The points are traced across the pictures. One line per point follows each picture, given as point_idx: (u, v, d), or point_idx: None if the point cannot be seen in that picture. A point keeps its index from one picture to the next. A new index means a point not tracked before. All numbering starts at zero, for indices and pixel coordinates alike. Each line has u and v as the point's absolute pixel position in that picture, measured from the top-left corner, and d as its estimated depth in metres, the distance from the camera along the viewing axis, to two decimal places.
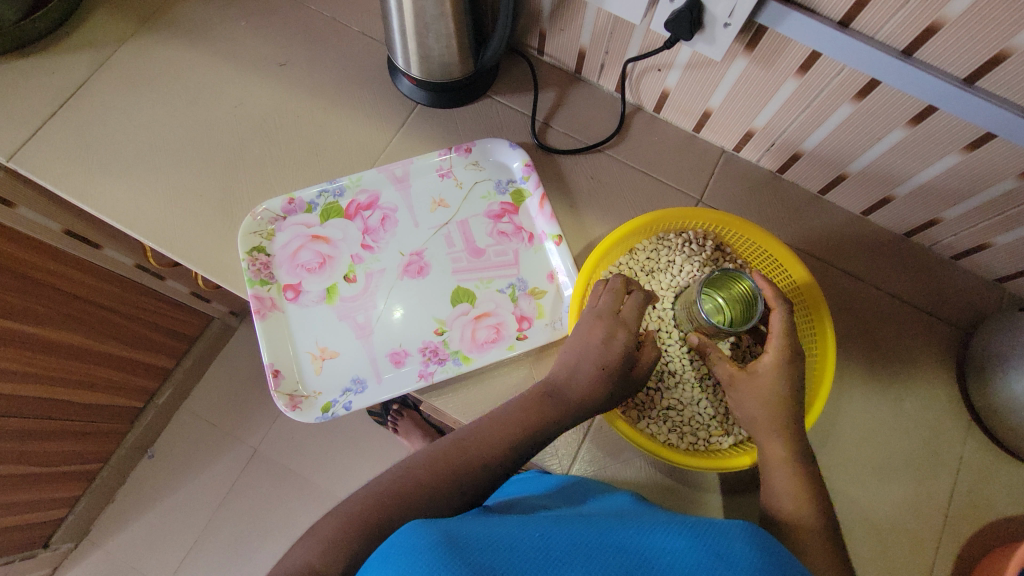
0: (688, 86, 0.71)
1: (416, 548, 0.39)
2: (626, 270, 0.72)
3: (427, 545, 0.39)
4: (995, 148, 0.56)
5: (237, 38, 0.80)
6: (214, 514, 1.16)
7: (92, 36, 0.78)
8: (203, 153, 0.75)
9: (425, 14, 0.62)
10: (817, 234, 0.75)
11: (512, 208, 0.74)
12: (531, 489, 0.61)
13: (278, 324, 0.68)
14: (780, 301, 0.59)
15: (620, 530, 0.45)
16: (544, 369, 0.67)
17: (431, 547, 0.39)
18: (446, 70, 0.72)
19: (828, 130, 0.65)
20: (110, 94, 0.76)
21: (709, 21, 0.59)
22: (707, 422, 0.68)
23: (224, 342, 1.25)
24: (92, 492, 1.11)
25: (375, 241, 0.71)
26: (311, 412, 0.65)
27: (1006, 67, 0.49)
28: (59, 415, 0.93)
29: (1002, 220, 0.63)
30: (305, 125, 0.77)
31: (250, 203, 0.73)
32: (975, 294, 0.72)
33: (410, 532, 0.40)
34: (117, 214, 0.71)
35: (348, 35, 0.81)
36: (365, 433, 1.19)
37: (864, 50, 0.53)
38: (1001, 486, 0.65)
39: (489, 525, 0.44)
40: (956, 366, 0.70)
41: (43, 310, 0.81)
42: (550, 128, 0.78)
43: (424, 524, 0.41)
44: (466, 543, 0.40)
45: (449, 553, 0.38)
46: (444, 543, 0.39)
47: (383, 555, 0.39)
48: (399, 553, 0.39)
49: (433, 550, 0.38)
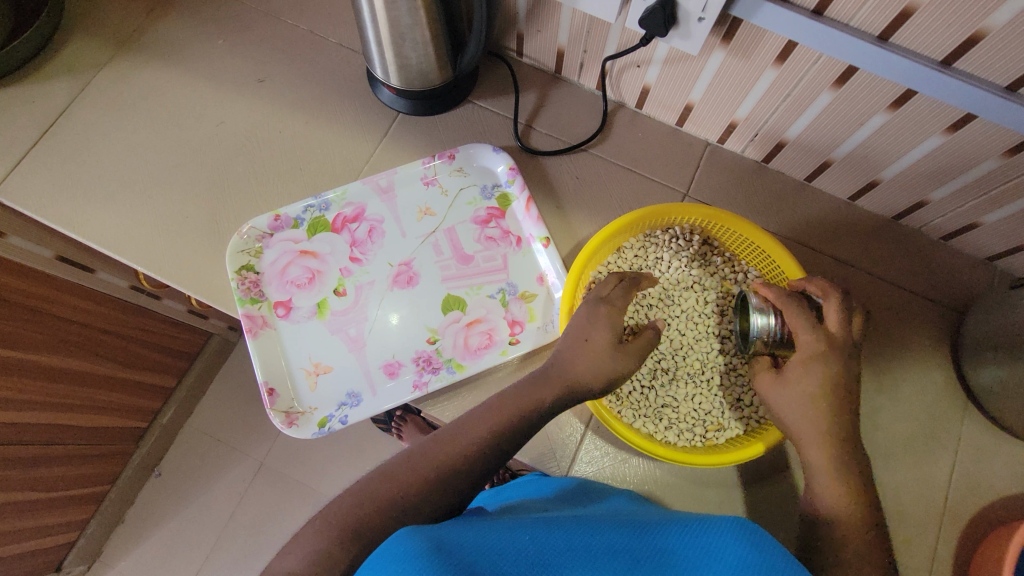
0: (668, 81, 0.70)
1: (411, 554, 0.38)
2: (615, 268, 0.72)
3: (421, 551, 0.38)
4: (977, 128, 0.56)
5: (215, 57, 0.80)
6: (224, 528, 1.16)
7: (70, 63, 0.78)
8: (187, 174, 0.75)
9: (399, 24, 0.62)
10: (804, 221, 0.75)
11: (498, 213, 0.74)
12: (528, 492, 0.62)
13: (270, 342, 0.68)
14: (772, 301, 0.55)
15: (612, 528, 0.46)
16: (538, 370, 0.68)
17: (426, 554, 0.38)
18: (425, 78, 0.72)
19: (809, 118, 0.65)
20: (91, 120, 0.76)
21: (684, 16, 0.58)
22: (702, 417, 0.68)
23: (224, 359, 1.25)
24: (100, 516, 1.12)
25: (363, 253, 0.71)
26: (307, 428, 0.65)
27: (982, 47, 0.49)
28: (65, 440, 0.93)
29: (990, 198, 0.63)
30: (287, 140, 0.77)
31: (236, 222, 0.73)
32: (966, 274, 0.72)
33: (400, 539, 0.40)
34: (105, 240, 0.71)
35: (326, 47, 0.81)
36: (369, 441, 1.19)
37: (839, 37, 0.53)
38: (1001, 464, 0.65)
39: (480, 529, 0.44)
40: (950, 347, 0.70)
41: (42, 336, 0.81)
42: (533, 130, 0.78)
43: (412, 530, 0.41)
44: (459, 548, 0.40)
45: (443, 558, 0.38)
46: (437, 549, 0.39)
47: (373, 564, 0.39)
48: (390, 558, 0.38)
49: (426, 556, 0.38)
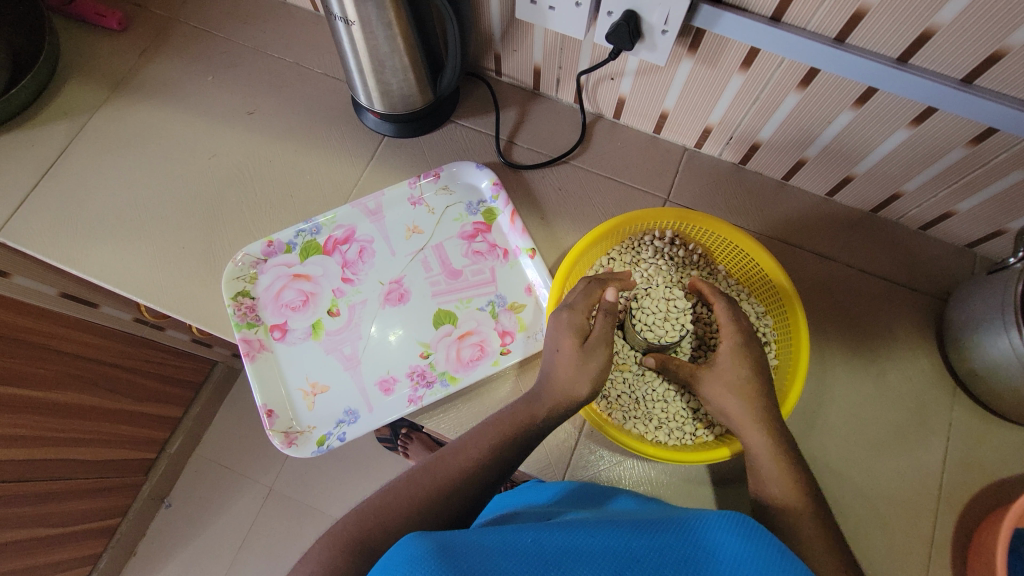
0: (641, 91, 0.73)
1: (417, 559, 0.38)
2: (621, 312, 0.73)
3: (430, 558, 0.38)
4: (939, 120, 0.58)
5: (207, 92, 0.83)
6: (236, 555, 1.17)
7: (67, 107, 0.81)
8: (182, 207, 0.77)
9: (378, 52, 0.65)
10: (782, 219, 0.76)
11: (484, 227, 0.76)
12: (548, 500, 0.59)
13: (267, 364, 0.70)
14: (718, 296, 0.63)
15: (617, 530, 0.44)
16: (529, 381, 0.69)
17: (433, 556, 0.38)
18: (408, 102, 0.75)
19: (779, 119, 0.67)
20: (89, 161, 0.79)
21: (648, 30, 0.61)
22: (690, 416, 0.69)
23: (228, 385, 1.27)
24: (111, 550, 1.12)
25: (354, 273, 0.73)
26: (307, 447, 0.66)
27: (935, 43, 0.51)
28: (71, 474, 0.94)
29: (961, 186, 0.64)
30: (278, 169, 0.79)
31: (231, 251, 0.75)
32: (948, 261, 0.73)
33: (406, 542, 0.39)
34: (103, 275, 0.74)
35: (312, 77, 0.84)
36: (375, 460, 1.20)
37: (796, 41, 0.55)
38: (994, 448, 0.65)
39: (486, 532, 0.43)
40: (936, 333, 0.71)
41: (47, 372, 0.83)
42: (515, 145, 0.80)
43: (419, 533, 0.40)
44: (459, 549, 0.40)
45: (445, 561, 0.38)
46: (442, 553, 0.39)
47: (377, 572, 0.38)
48: (393, 565, 0.38)
49: (428, 561, 0.38)
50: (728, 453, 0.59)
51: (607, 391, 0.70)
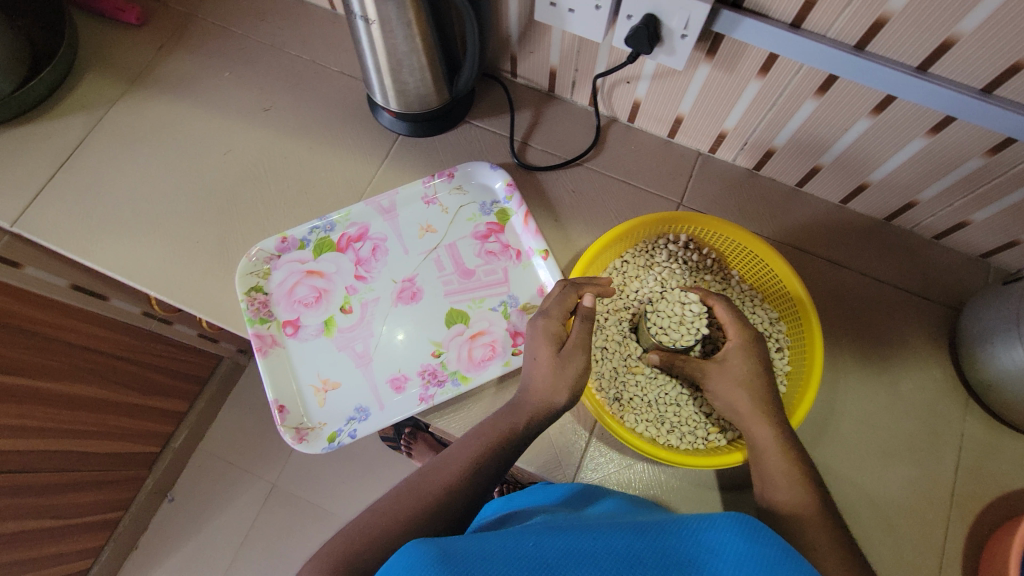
0: (657, 95, 0.73)
1: (421, 564, 0.38)
2: (635, 314, 0.74)
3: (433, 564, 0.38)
4: (957, 129, 0.58)
5: (223, 88, 0.84)
6: (238, 551, 1.17)
7: (84, 99, 0.82)
8: (197, 202, 0.77)
9: (397, 51, 0.65)
10: (795, 226, 0.76)
11: (498, 227, 0.76)
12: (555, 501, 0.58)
13: (279, 360, 0.70)
14: (715, 296, 0.63)
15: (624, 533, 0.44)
16: None
17: (437, 561, 0.38)
18: (424, 101, 0.75)
19: (796, 125, 0.67)
20: (105, 154, 0.79)
21: (667, 34, 0.61)
22: (703, 421, 0.69)
23: (234, 381, 1.27)
24: (113, 543, 1.12)
25: (368, 271, 0.73)
26: (317, 443, 0.66)
27: (956, 51, 0.51)
28: (76, 466, 0.94)
29: (977, 197, 0.64)
30: (293, 166, 0.80)
31: (244, 246, 0.76)
32: (961, 272, 0.73)
33: (410, 549, 0.39)
34: (117, 267, 0.74)
35: (328, 75, 0.85)
36: (380, 459, 1.20)
37: (816, 48, 0.55)
38: (1006, 460, 0.65)
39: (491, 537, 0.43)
40: (949, 343, 0.70)
41: (56, 364, 0.83)
42: (529, 146, 0.81)
43: (423, 539, 0.40)
44: (464, 554, 0.40)
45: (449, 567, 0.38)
46: (446, 558, 0.39)
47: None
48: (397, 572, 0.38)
49: (431, 565, 0.38)
50: (740, 458, 0.59)
51: (619, 394, 0.70)
